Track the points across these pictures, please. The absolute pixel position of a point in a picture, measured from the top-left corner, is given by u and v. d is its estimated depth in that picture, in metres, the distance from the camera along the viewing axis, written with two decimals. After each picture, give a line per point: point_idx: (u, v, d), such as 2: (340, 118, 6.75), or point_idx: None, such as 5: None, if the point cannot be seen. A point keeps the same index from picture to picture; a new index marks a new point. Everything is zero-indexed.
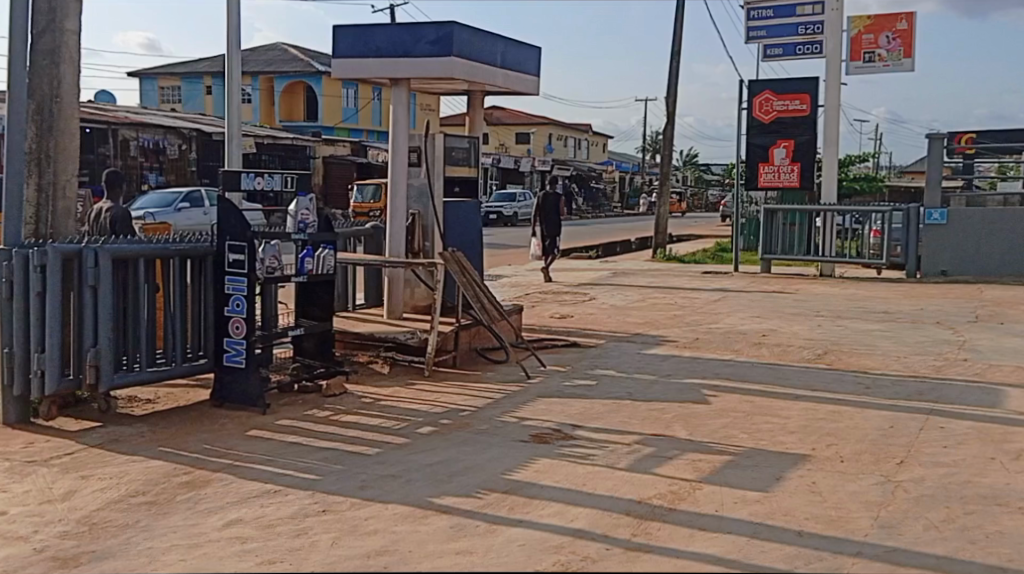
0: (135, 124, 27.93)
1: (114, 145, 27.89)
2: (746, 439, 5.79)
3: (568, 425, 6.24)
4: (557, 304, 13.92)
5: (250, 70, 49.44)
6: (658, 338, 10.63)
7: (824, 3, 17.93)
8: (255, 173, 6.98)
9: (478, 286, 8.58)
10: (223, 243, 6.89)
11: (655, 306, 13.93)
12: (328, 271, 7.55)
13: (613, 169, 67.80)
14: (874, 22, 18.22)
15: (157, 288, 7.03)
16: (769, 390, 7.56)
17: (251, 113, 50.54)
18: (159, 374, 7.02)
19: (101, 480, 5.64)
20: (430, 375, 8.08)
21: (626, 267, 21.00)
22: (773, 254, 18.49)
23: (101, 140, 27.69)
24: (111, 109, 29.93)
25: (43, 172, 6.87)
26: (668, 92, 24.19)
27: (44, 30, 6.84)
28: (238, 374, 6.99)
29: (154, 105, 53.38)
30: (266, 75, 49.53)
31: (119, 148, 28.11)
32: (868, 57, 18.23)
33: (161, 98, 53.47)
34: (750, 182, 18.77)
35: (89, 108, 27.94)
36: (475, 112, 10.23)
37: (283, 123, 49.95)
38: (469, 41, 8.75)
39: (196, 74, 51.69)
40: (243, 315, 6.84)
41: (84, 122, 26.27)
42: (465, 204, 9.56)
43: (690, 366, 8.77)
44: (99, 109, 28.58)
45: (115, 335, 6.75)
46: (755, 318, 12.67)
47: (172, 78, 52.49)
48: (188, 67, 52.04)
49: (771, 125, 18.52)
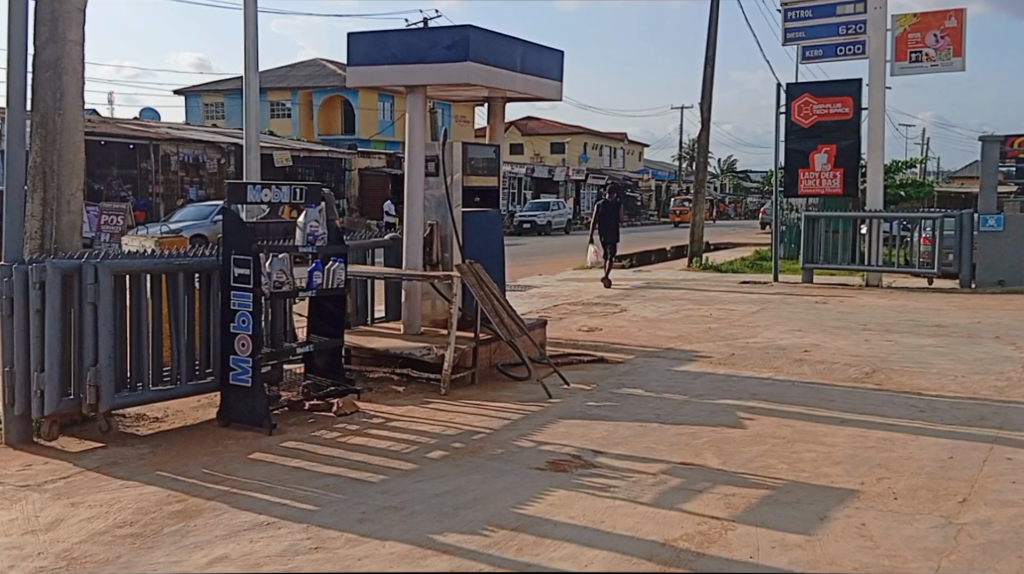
0: (175, 139, 27.95)
1: (156, 160, 27.97)
2: (786, 470, 5.31)
3: (589, 451, 5.76)
4: (588, 317, 13.42)
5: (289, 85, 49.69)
6: (692, 354, 10.10)
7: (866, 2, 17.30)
8: (263, 186, 6.43)
9: (497, 300, 8.17)
10: (227, 258, 6.28)
11: (691, 319, 13.39)
12: (338, 285, 7.10)
13: (649, 179, 67.20)
14: (920, 20, 17.54)
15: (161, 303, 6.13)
16: (811, 413, 7.03)
17: (289, 127, 50.74)
18: (165, 394, 6.14)
19: (91, 506, 4.74)
20: (447, 394, 7.68)
21: (662, 278, 20.42)
22: (815, 263, 17.84)
23: (144, 156, 27.85)
24: (152, 125, 29.95)
25: (47, 188, 6.07)
26: (704, 98, 23.63)
27: (46, 42, 6.03)
28: (245, 394, 6.29)
29: (198, 121, 53.75)
30: (304, 89, 49.78)
31: (160, 163, 28.23)
32: (914, 57, 17.56)
33: (202, 114, 53.96)
34: (790, 188, 18.20)
35: (129, 124, 27.98)
36: (495, 121, 9.82)
37: (321, 136, 50.01)
38: (485, 45, 8.31)
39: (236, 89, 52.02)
40: (250, 332, 6.19)
41: (126, 138, 26.28)
42: (485, 212, 9.14)
43: (726, 385, 8.24)
44: (140, 125, 28.71)
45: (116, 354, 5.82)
46: (797, 332, 12.09)
47: (214, 94, 53.01)
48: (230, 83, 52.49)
49: (811, 130, 17.87)
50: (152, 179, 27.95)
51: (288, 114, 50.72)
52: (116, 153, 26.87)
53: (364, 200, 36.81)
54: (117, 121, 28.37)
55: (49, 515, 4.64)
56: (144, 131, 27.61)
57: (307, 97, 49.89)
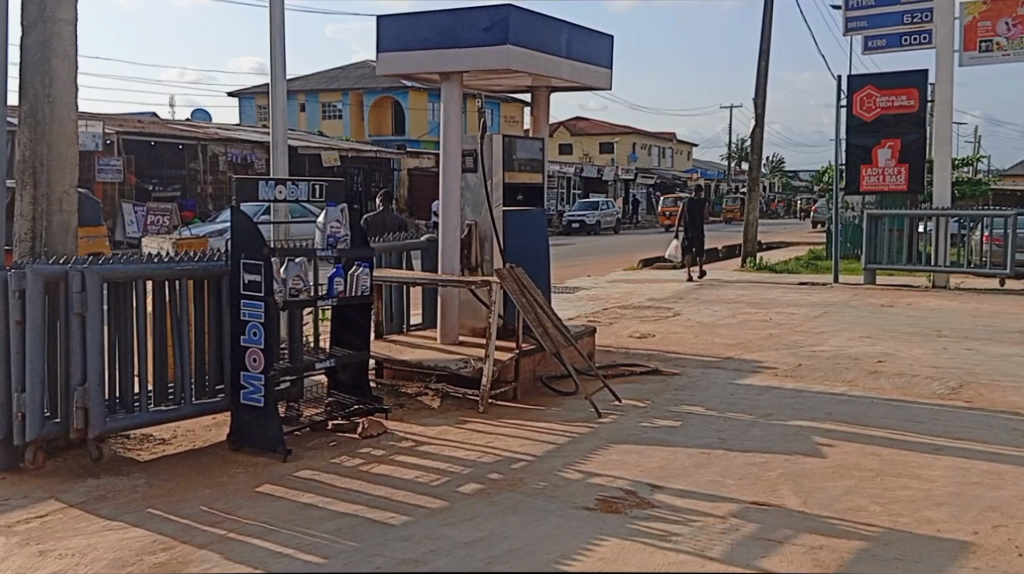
0: (224, 138, 27.27)
1: (204, 161, 27.29)
2: (883, 516, 4.51)
3: (644, 486, 4.98)
4: (639, 322, 12.57)
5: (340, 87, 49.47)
6: (754, 364, 9.27)
7: None
8: (276, 182, 5.97)
9: (541, 308, 7.43)
10: (236, 263, 5.67)
11: (749, 324, 12.50)
12: (362, 293, 6.47)
13: (699, 178, 65.91)
14: (990, 7, 16.45)
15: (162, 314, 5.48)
16: (896, 441, 6.20)
17: (341, 129, 50.49)
18: (167, 415, 5.49)
19: (60, 559, 3.75)
20: (486, 412, 6.95)
21: (717, 279, 19.41)
22: (877, 263, 16.73)
23: (192, 156, 27.23)
24: (205, 127, 29.60)
25: (36, 184, 5.47)
26: (759, 93, 22.61)
27: (34, 22, 5.46)
28: (257, 415, 5.61)
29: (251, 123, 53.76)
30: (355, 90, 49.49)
31: (209, 164, 27.48)
32: (983, 47, 16.45)
33: (256, 116, 54.10)
34: (851, 185, 17.16)
35: (179, 126, 27.49)
36: (539, 112, 9.07)
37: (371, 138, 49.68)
38: (528, 27, 7.58)
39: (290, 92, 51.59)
40: (261, 345, 5.55)
41: (177, 138, 25.85)
42: (527, 211, 8.39)
43: (796, 403, 7.40)
44: (189, 126, 28.28)
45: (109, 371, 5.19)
46: (866, 339, 11.16)
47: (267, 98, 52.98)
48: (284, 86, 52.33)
49: (873, 124, 16.82)
50: (200, 179, 27.27)
51: (340, 116, 50.50)
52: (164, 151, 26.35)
53: (413, 200, 36.24)
54: (168, 123, 27.98)
55: (10, 567, 3.70)
56: (192, 132, 27.14)
57: (359, 99, 49.60)
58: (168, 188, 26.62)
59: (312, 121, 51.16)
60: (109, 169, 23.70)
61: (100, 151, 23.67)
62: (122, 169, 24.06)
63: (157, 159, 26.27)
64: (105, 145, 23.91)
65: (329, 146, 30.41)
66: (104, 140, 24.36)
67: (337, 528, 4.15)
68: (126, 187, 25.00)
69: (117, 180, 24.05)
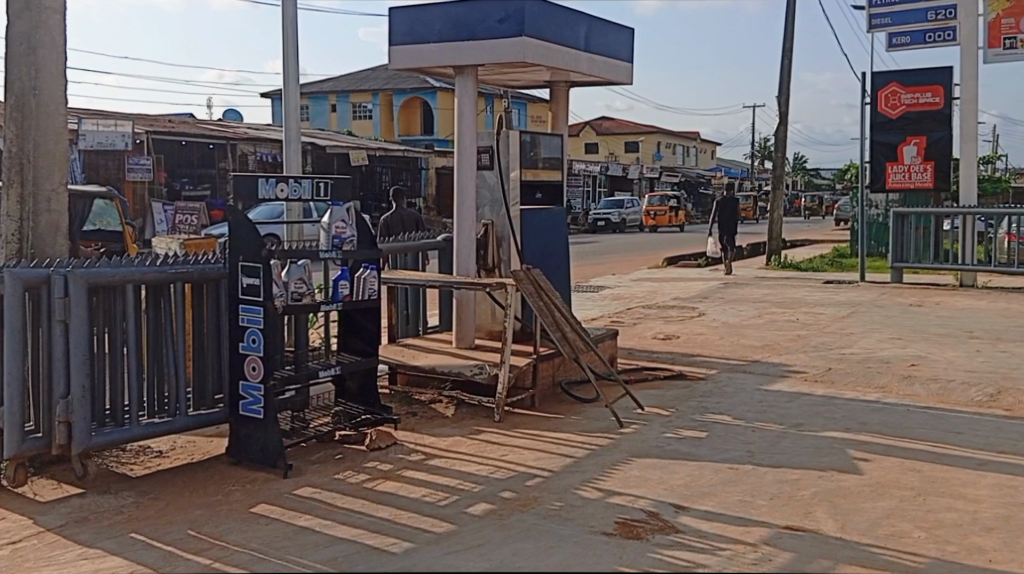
0: (254, 138, 26.18)
1: (233, 160, 26.23)
2: (928, 545, 4.14)
3: (667, 507, 4.63)
4: (663, 323, 12.16)
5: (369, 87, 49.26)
6: (782, 368, 8.86)
7: None
8: (277, 179, 5.60)
9: (559, 311, 7.07)
10: (234, 266, 5.52)
11: (776, 325, 12.06)
12: (369, 297, 6.16)
13: (722, 176, 65.26)
14: (1015, 4, 15.83)
15: (153, 320, 5.30)
16: (936, 455, 5.79)
17: (370, 129, 50.23)
18: (160, 428, 5.31)
19: None
20: (502, 421, 6.61)
21: (744, 278, 18.95)
22: (905, 262, 16.19)
23: (222, 156, 26.33)
24: (235, 126, 29.25)
25: (23, 181, 5.41)
26: (782, 91, 22.11)
27: (19, 11, 5.37)
28: (257, 427, 5.43)
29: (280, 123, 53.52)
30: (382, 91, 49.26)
31: (238, 163, 26.43)
32: (1008, 44, 15.91)
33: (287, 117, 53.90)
34: (876, 183, 16.65)
35: (211, 127, 26.77)
36: (558, 107, 8.71)
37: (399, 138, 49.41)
38: (544, 18, 7.23)
39: (319, 93, 51.38)
40: (260, 353, 5.38)
41: (207, 138, 25.05)
42: (546, 210, 8.04)
43: (828, 411, 6.99)
44: (220, 125, 27.91)
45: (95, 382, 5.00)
46: (897, 341, 10.70)
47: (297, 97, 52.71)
48: (315, 86, 52.02)
49: (897, 122, 16.30)
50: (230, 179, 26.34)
51: (369, 116, 50.24)
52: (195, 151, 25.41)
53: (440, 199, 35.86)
54: (198, 122, 27.60)
55: None
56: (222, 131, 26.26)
57: (388, 100, 49.32)
58: (198, 188, 25.72)
59: (342, 121, 51.02)
60: (138, 168, 23.39)
61: (131, 151, 23.29)
62: (152, 169, 23.78)
63: (188, 159, 25.49)
64: (135, 145, 23.52)
65: (356, 145, 30.02)
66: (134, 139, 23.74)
67: (334, 557, 3.83)
68: (156, 187, 24.52)
69: (147, 180, 23.74)
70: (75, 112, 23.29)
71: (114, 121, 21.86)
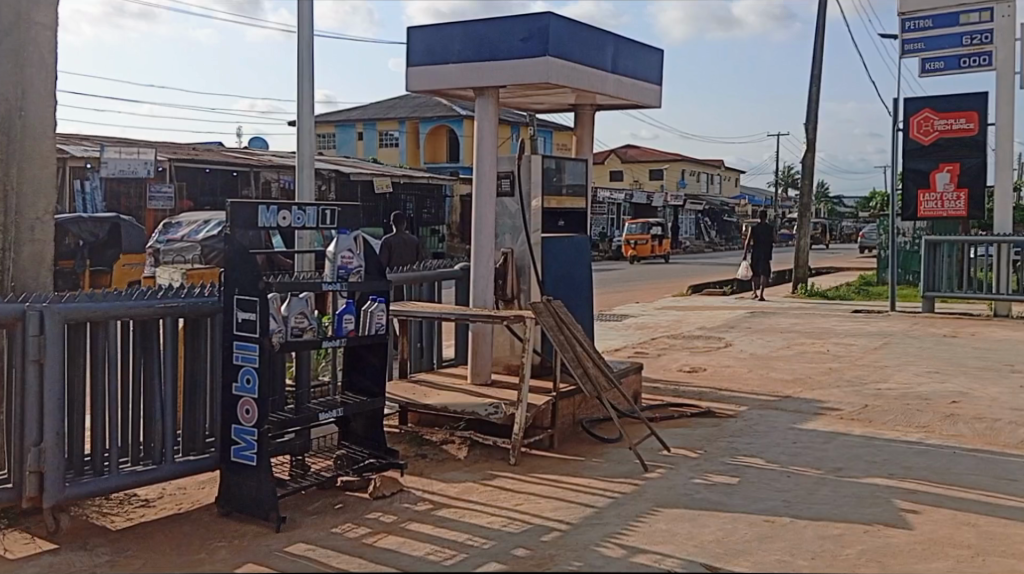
0: (278, 165, 25.73)
1: (256, 187, 25.83)
2: None
3: (697, 568, 4.17)
4: (690, 354, 11.67)
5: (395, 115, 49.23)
6: (816, 404, 8.35)
7: (993, 8, 15.07)
8: (278, 208, 5.32)
9: (582, 345, 6.62)
10: (230, 300, 5.27)
11: (806, 358, 11.53)
12: (376, 331, 5.77)
13: (746, 203, 64.69)
14: None
15: (138, 361, 5.33)
16: (992, 508, 5.27)
17: (396, 157, 50.13)
18: (139, 477, 5.32)
19: None
20: (517, 465, 6.16)
21: (772, 306, 18.42)
22: (937, 291, 15.62)
23: (245, 184, 25.65)
24: (260, 153, 29.07)
25: (6, 209, 5.25)
26: (810, 117, 21.65)
27: (8, 26, 5.23)
28: (249, 474, 5.25)
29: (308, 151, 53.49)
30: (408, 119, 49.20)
31: (261, 191, 26.11)
32: None
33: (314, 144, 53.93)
34: (907, 211, 16.13)
35: (236, 154, 26.54)
36: (582, 130, 8.31)
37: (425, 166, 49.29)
38: (570, 38, 6.86)
39: (346, 121, 51.47)
40: (254, 396, 5.16)
41: (233, 166, 24.60)
42: (568, 238, 7.60)
43: (869, 454, 6.48)
44: (244, 153, 27.76)
45: (72, 430, 5.08)
46: (935, 375, 10.13)
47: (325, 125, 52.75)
48: (341, 115, 52.12)
49: (930, 148, 15.77)
50: None
51: (395, 144, 50.16)
52: (219, 180, 24.88)
53: (464, 226, 35.51)
54: (223, 150, 27.41)
55: None
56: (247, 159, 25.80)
57: (413, 128, 49.24)
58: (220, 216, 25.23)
59: (368, 149, 51.11)
60: (159, 196, 23.17)
61: (153, 179, 23.14)
62: (174, 197, 23.53)
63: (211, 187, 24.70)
64: (158, 172, 23.28)
65: (380, 173, 29.72)
66: (156, 167, 23.48)
67: None
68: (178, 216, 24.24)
69: (169, 209, 23.52)
70: (97, 140, 23.21)
71: (137, 150, 21.87)
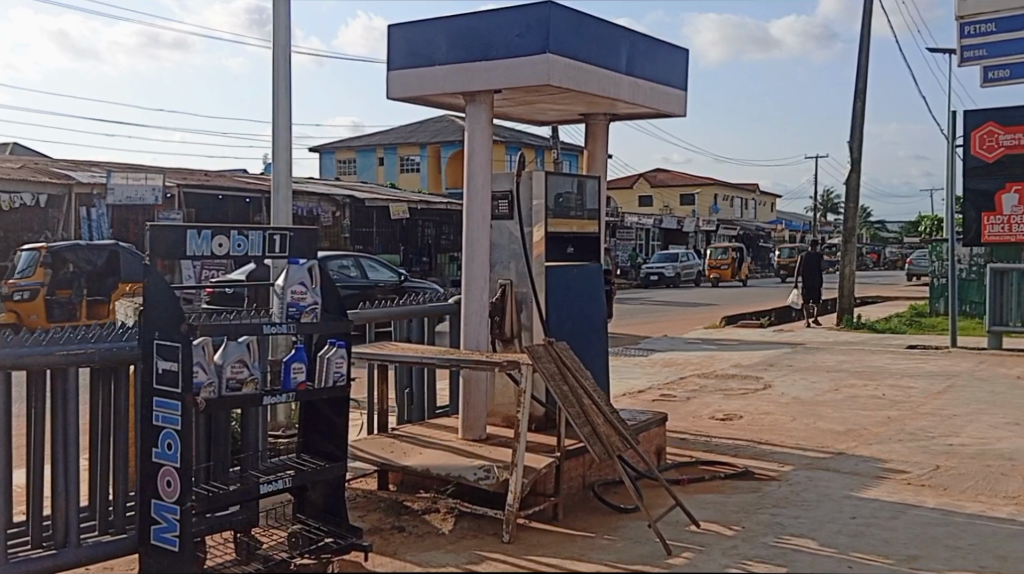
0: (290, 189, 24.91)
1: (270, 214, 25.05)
2: None
3: None
4: (724, 397, 10.43)
5: (420, 140, 48.54)
6: (877, 465, 7.10)
7: None
8: (211, 232, 4.33)
9: (590, 396, 5.50)
10: (148, 343, 4.20)
11: (857, 403, 10.25)
12: (333, 383, 4.70)
13: (782, 230, 63.22)
14: None
15: (38, 420, 4.25)
16: None
17: (419, 181, 49.36)
18: (39, 563, 4.26)
19: None
20: (513, 544, 5.04)
21: (812, 340, 17.06)
22: (1005, 325, 14.25)
23: (257, 210, 24.90)
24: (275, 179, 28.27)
25: None
26: (854, 136, 20.39)
27: None
28: (169, 562, 4.15)
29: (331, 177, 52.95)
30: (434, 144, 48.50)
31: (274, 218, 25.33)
32: None
33: (336, 170, 53.40)
34: (970, 237, 14.81)
35: (248, 180, 25.80)
36: (595, 145, 7.25)
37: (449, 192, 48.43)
38: (575, 33, 5.81)
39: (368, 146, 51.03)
40: (176, 464, 4.08)
41: (246, 192, 23.82)
42: (577, 266, 6.50)
43: (950, 536, 5.25)
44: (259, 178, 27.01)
45: None
46: (1012, 427, 8.82)
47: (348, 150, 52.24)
48: (365, 141, 51.68)
49: (995, 166, 14.48)
50: None
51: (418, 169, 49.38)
52: (231, 206, 24.11)
53: None
54: (236, 175, 26.69)
55: None
56: (259, 184, 25.06)
57: (435, 151, 48.24)
58: None
59: (392, 174, 50.51)
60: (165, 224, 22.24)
61: (161, 205, 22.37)
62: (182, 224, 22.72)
63: (223, 213, 23.90)
64: (166, 199, 22.46)
65: (397, 199, 28.81)
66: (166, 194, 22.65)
67: None
68: None
69: None
70: (106, 166, 22.65)
71: (144, 176, 21.21)
